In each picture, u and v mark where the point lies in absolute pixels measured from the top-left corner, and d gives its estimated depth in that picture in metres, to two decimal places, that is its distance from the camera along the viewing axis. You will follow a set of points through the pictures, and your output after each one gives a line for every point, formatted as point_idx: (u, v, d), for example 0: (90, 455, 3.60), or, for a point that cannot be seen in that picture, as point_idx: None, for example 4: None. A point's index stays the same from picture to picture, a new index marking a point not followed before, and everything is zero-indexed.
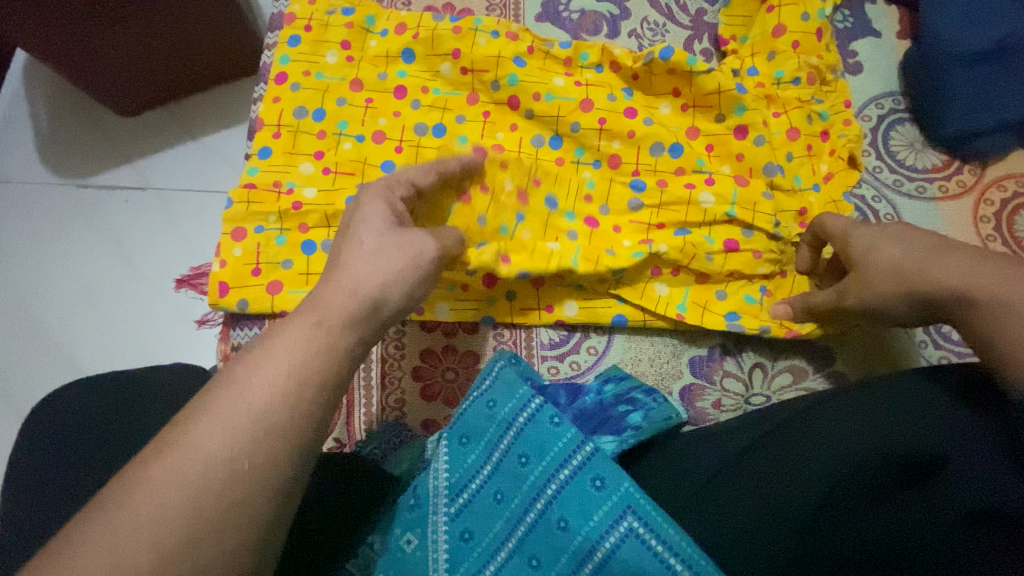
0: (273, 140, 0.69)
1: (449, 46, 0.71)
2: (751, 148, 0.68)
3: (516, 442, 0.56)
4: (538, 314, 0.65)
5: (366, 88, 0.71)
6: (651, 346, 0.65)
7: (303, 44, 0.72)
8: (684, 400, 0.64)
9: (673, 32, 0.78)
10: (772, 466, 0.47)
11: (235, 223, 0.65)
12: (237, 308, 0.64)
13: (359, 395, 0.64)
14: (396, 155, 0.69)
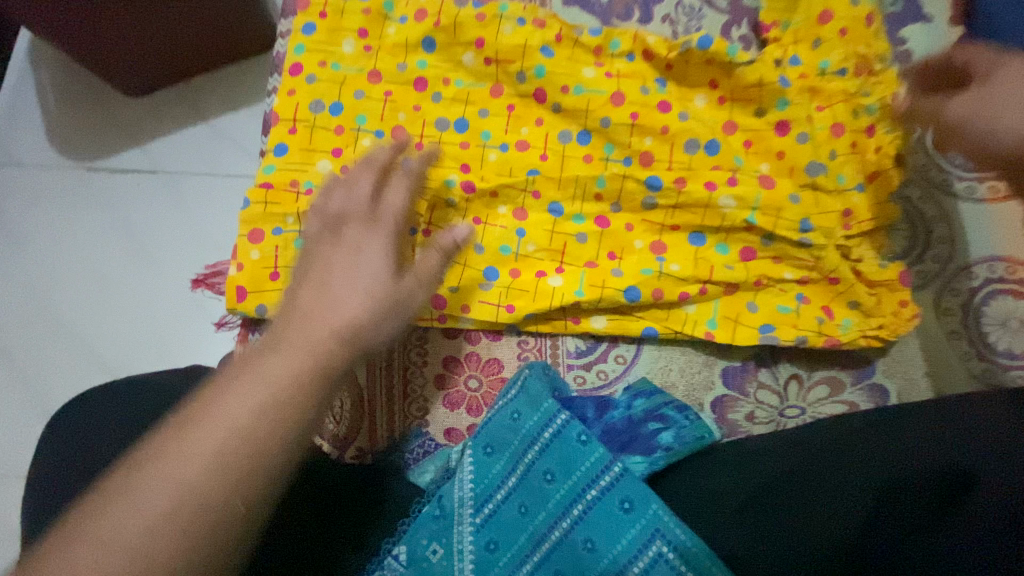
0: (289, 136, 0.66)
1: (472, 34, 0.67)
2: (793, 146, 0.65)
3: (541, 459, 0.55)
4: (566, 324, 0.62)
5: (384, 80, 0.68)
6: (681, 355, 0.62)
7: (318, 33, 0.68)
8: (715, 412, 0.62)
9: (709, 17, 0.73)
10: (803, 489, 0.45)
11: (252, 223, 0.63)
12: (255, 314, 0.62)
13: (381, 403, 0.63)
14: (417, 152, 0.66)
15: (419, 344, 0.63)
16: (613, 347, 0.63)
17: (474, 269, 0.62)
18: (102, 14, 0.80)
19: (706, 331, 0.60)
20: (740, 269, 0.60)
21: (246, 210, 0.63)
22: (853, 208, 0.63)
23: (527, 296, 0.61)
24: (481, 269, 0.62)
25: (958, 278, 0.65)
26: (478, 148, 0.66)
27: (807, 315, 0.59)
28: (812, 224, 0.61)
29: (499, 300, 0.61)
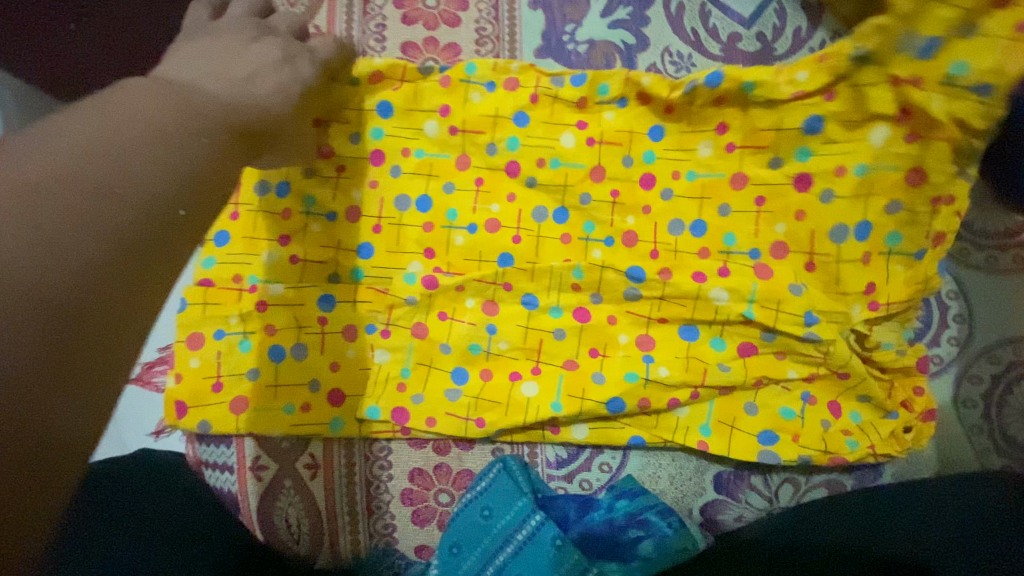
0: (229, 223, 0.59)
1: (436, 101, 0.60)
2: (816, 206, 0.54)
3: (513, 563, 0.52)
4: (544, 434, 0.56)
5: (342, 154, 0.60)
6: (672, 462, 0.57)
7: None
8: (703, 516, 0.57)
9: (699, 64, 0.65)
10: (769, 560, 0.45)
11: (190, 328, 0.57)
12: (198, 430, 0.56)
13: (343, 522, 0.57)
14: (375, 236, 0.59)
15: (381, 456, 0.57)
16: (597, 454, 0.57)
17: (440, 373, 0.56)
18: None
19: (699, 438, 0.54)
20: (737, 370, 0.53)
21: (184, 312, 0.57)
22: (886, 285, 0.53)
23: (499, 407, 0.55)
24: (448, 371, 0.56)
25: (979, 363, 0.59)
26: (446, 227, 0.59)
27: (814, 418, 0.53)
28: (817, 316, 0.53)
29: (468, 411, 0.55)
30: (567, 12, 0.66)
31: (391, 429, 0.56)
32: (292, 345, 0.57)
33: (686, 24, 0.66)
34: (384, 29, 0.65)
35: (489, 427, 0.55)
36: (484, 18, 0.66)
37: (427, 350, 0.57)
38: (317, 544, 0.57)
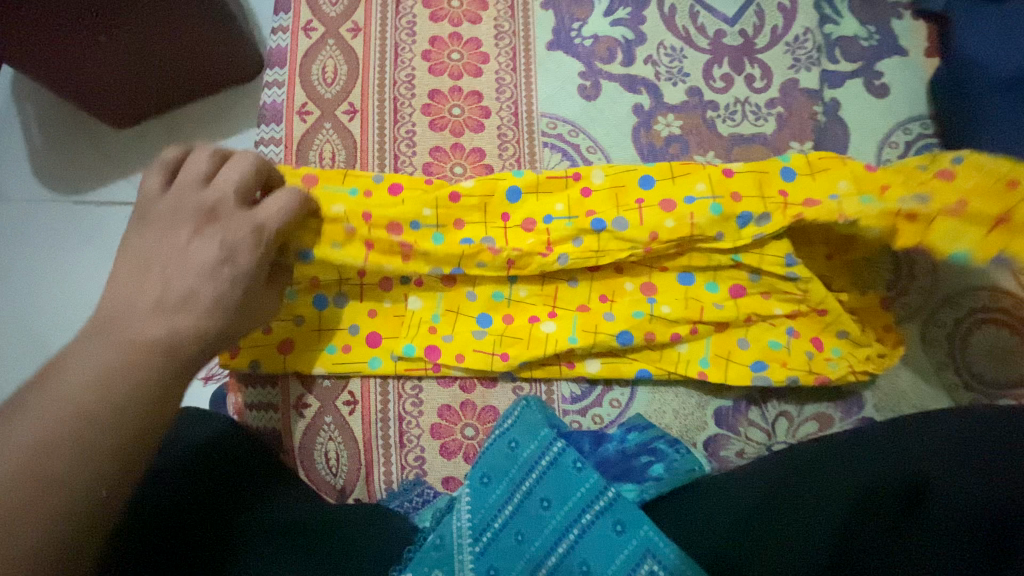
0: None
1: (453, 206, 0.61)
2: (795, 188, 0.60)
3: (540, 486, 0.57)
4: (561, 368, 0.63)
5: (370, 199, 0.62)
6: (675, 397, 0.63)
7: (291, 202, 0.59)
8: (707, 450, 0.63)
9: (690, 56, 0.74)
10: (782, 508, 0.48)
11: None
12: (248, 368, 0.63)
13: (377, 455, 0.62)
14: (392, 198, 0.63)
15: (413, 394, 0.63)
16: (608, 390, 0.64)
17: (467, 318, 0.63)
18: (83, 50, 0.80)
19: (699, 370, 0.61)
20: (729, 307, 0.60)
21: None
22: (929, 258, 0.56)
23: (521, 344, 0.62)
24: (474, 316, 0.63)
25: (943, 309, 0.66)
26: (467, 200, 0.62)
27: (800, 348, 0.60)
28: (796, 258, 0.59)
29: (492, 347, 0.62)
30: (574, 12, 0.75)
31: (423, 366, 0.63)
32: (334, 297, 0.63)
33: (678, 22, 0.75)
34: (413, 25, 0.74)
35: (512, 360, 0.61)
36: (501, 17, 0.75)
37: (455, 298, 0.64)
38: (352, 476, 0.62)
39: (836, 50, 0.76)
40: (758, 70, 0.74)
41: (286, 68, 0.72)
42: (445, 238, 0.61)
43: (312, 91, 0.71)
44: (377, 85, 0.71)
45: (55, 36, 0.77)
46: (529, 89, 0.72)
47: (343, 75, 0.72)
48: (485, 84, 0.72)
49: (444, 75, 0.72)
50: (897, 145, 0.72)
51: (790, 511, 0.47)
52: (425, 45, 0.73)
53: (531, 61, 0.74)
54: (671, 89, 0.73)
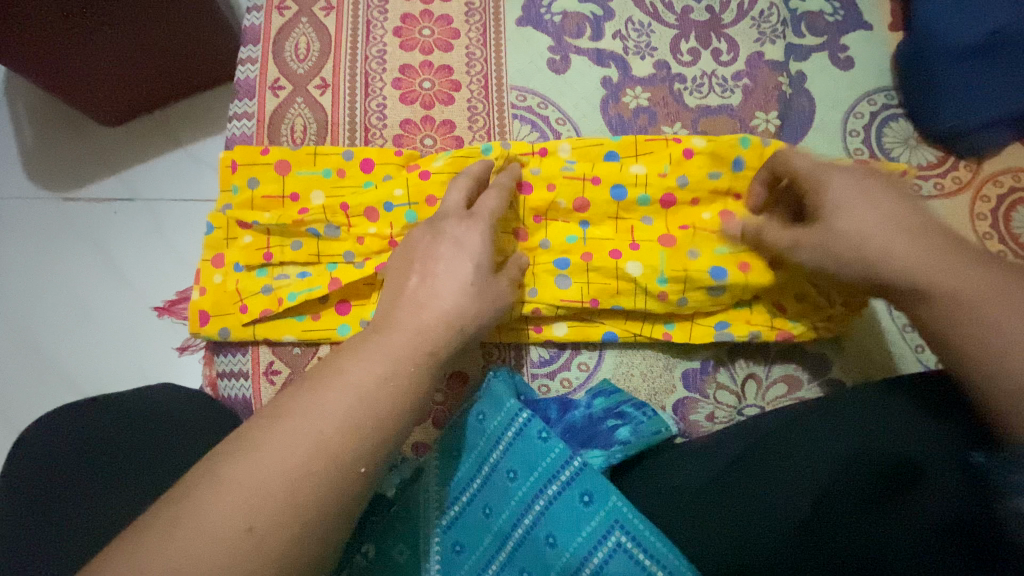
0: (235, 174, 0.65)
1: (425, 193, 0.63)
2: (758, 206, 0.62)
3: (506, 457, 0.56)
4: (529, 332, 0.65)
5: (344, 179, 0.65)
6: (642, 360, 0.65)
7: (265, 184, 0.65)
8: (677, 413, 0.64)
9: (658, 32, 0.76)
10: (762, 479, 0.47)
11: (214, 249, 0.65)
12: (219, 337, 0.64)
13: None
14: (366, 172, 0.65)
15: None
16: (577, 353, 0.66)
17: None
18: (71, 47, 0.81)
19: (665, 331, 0.63)
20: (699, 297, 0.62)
21: (210, 236, 0.65)
22: (592, 296, 0.62)
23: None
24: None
25: None
26: (438, 176, 0.64)
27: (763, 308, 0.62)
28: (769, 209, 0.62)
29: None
30: None
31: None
32: (300, 268, 0.64)
33: None
34: (385, 3, 0.76)
35: None
36: None
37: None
38: None
39: (801, 25, 0.77)
40: (725, 44, 0.75)
41: (258, 45, 0.73)
42: (418, 217, 0.63)
43: (284, 67, 0.73)
44: (349, 60, 0.73)
45: (44, 35, 0.78)
46: (499, 63, 0.74)
47: (315, 52, 0.73)
48: (455, 59, 0.74)
49: (415, 51, 0.74)
50: (859, 113, 0.74)
51: (762, 485, 0.46)
52: (397, 22, 0.75)
53: (501, 37, 0.75)
54: (639, 62, 0.74)
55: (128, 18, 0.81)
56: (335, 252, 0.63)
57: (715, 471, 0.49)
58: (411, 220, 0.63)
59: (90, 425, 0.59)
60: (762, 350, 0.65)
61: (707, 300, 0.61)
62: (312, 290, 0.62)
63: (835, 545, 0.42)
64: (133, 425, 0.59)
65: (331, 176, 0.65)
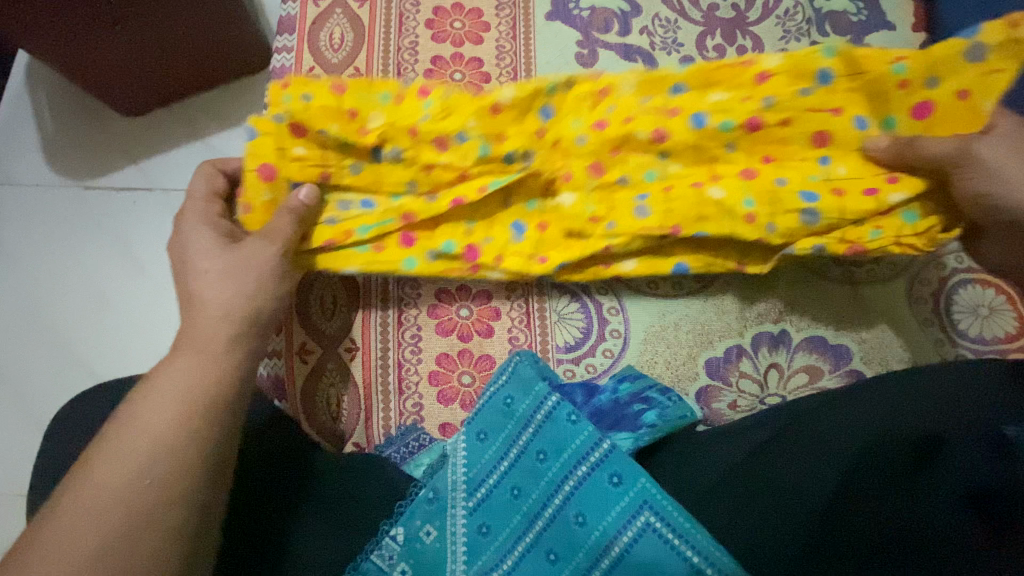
0: (280, 96, 0.61)
1: (499, 126, 0.63)
2: (842, 132, 0.61)
3: (535, 440, 0.58)
4: (595, 273, 0.66)
5: (406, 102, 0.63)
6: (666, 348, 0.67)
7: (315, 103, 0.61)
8: (700, 401, 0.66)
9: (684, 28, 0.77)
10: (792, 459, 0.48)
11: (263, 168, 0.61)
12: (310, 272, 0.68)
13: (377, 400, 0.67)
14: (428, 98, 0.63)
15: (413, 342, 0.69)
16: (620, 294, 0.69)
17: (503, 225, 0.66)
18: (101, 37, 0.83)
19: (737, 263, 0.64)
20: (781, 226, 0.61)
21: (256, 143, 0.61)
22: (674, 224, 0.61)
23: (560, 246, 0.65)
24: (508, 223, 0.66)
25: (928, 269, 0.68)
26: (509, 109, 0.63)
27: (863, 227, 0.60)
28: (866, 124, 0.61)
29: (532, 250, 0.65)
30: None
31: (458, 267, 0.65)
32: (362, 196, 0.64)
33: None
34: None
35: (551, 261, 0.65)
36: None
37: (490, 203, 0.66)
38: (354, 420, 0.67)
39: (826, 23, 0.78)
40: (750, 41, 0.77)
41: (294, 34, 0.76)
42: (491, 150, 0.63)
43: (319, 56, 0.75)
44: (381, 51, 0.75)
45: (75, 24, 0.80)
46: (528, 56, 0.76)
47: (349, 42, 0.75)
48: (485, 51, 0.75)
49: (446, 43, 0.76)
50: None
51: (791, 463, 0.48)
52: (428, 14, 0.77)
53: (530, 30, 0.77)
54: (666, 57, 0.76)
55: (159, 10, 0.84)
56: (399, 179, 0.63)
57: (740, 455, 0.51)
58: (483, 153, 0.63)
59: (128, 398, 0.61)
60: (783, 340, 0.67)
61: (799, 229, 0.60)
62: (382, 225, 0.63)
63: (872, 515, 0.43)
64: None
65: (387, 98, 0.63)
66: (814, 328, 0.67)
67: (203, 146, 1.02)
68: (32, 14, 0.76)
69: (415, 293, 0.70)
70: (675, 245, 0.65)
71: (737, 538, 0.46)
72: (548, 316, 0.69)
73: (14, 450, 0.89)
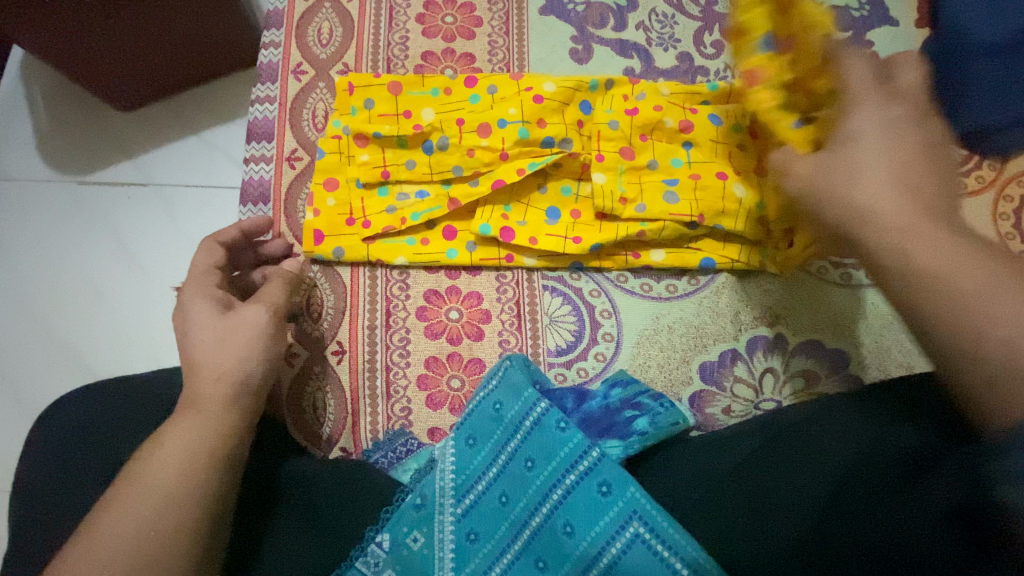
0: (349, 96, 0.70)
1: (536, 113, 0.67)
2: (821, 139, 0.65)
3: (523, 446, 0.56)
4: (626, 257, 0.67)
5: (450, 101, 0.69)
6: (659, 352, 0.66)
7: (376, 105, 0.69)
8: (693, 406, 0.65)
9: (681, 23, 0.75)
10: (764, 485, 0.46)
11: (326, 173, 0.69)
12: (333, 256, 0.68)
13: (365, 404, 0.66)
14: (482, 94, 0.69)
15: (401, 345, 0.67)
16: (636, 277, 0.69)
17: (538, 210, 0.68)
18: (90, 31, 0.82)
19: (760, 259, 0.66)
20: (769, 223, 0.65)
21: (322, 160, 0.69)
22: (699, 211, 0.64)
23: (594, 228, 0.67)
24: (544, 209, 0.68)
25: None
26: (550, 101, 0.67)
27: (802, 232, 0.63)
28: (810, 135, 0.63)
29: (566, 232, 0.67)
30: None
31: (498, 255, 0.68)
32: (417, 187, 0.69)
33: None
34: None
35: (585, 241, 0.66)
36: None
37: (525, 188, 0.68)
38: (342, 424, 0.66)
39: (827, 18, 0.76)
40: None
41: (282, 29, 0.75)
42: (529, 134, 0.66)
43: (307, 51, 0.74)
44: (371, 47, 0.74)
45: (65, 19, 0.79)
46: (521, 52, 0.74)
47: (338, 37, 0.75)
48: (477, 47, 0.74)
49: (437, 38, 0.74)
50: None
51: (766, 492, 0.46)
52: (419, 9, 0.75)
53: (523, 26, 0.75)
54: (662, 53, 0.74)
55: (149, 4, 0.82)
56: (446, 167, 0.67)
57: (728, 467, 0.50)
58: (522, 136, 0.66)
59: (111, 401, 0.60)
60: (778, 344, 0.66)
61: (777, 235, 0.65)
62: (433, 210, 0.67)
63: (857, 540, 0.41)
64: (152, 403, 0.60)
65: (439, 95, 0.69)
66: (811, 333, 0.66)
67: (195, 141, 1.01)
68: (21, 10, 0.75)
69: (403, 296, 0.69)
70: (698, 239, 0.67)
71: (728, 552, 0.46)
72: (539, 318, 0.68)
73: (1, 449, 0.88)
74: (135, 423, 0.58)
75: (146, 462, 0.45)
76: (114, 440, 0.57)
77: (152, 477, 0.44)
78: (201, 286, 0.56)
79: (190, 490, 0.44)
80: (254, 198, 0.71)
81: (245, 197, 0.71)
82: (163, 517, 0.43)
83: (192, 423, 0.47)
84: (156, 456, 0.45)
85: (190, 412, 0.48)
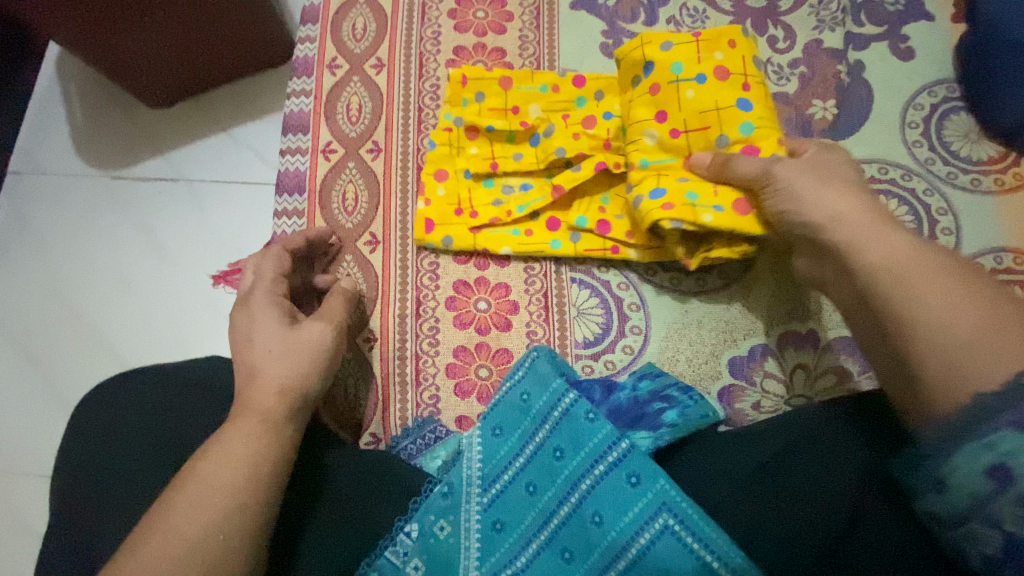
0: (459, 86, 0.71)
1: (591, 108, 0.69)
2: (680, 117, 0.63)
3: (552, 435, 0.57)
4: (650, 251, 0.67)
5: (513, 95, 0.70)
6: (688, 346, 0.66)
7: (466, 98, 0.71)
8: (722, 400, 0.65)
9: (712, 17, 0.75)
10: (764, 514, 0.47)
11: (434, 164, 0.70)
12: (441, 245, 0.69)
13: (395, 392, 0.67)
14: (544, 88, 0.71)
15: (431, 334, 0.68)
16: (666, 271, 0.69)
17: (590, 197, 0.68)
18: (126, 30, 0.85)
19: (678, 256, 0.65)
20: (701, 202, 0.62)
21: (432, 152, 0.71)
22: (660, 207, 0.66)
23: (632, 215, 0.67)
24: (600, 195, 0.68)
25: None
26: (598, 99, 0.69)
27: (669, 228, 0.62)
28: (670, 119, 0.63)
29: (609, 213, 0.67)
30: None
31: (533, 246, 0.68)
32: (488, 178, 0.70)
33: None
34: None
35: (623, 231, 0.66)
36: None
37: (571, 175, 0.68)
38: (371, 411, 0.67)
39: (862, 13, 0.75)
40: (781, 32, 0.75)
41: (317, 25, 0.77)
42: (587, 126, 0.68)
43: (342, 46, 0.76)
44: (405, 42, 0.76)
45: (102, 16, 0.82)
46: (551, 46, 0.75)
47: (371, 31, 0.76)
48: (508, 41, 0.75)
49: (468, 33, 0.75)
50: (887, 173, 0.71)
51: (767, 522, 0.46)
52: (451, 4, 0.76)
53: (554, 20, 0.76)
54: None
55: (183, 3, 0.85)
56: (550, 151, 0.67)
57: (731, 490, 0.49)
58: (583, 128, 0.68)
59: (152, 385, 0.62)
60: (811, 339, 0.65)
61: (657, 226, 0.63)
62: (498, 203, 0.68)
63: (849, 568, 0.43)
64: (192, 389, 0.61)
65: (545, 91, 0.70)
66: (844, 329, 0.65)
67: (227, 137, 1.03)
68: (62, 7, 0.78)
69: (433, 286, 0.69)
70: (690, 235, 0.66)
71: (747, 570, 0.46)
72: (567, 310, 0.68)
73: (39, 431, 0.91)
74: (176, 407, 0.60)
75: (198, 458, 0.47)
76: (155, 423, 0.58)
77: (200, 475, 0.45)
78: (255, 286, 0.59)
79: (234, 488, 0.45)
80: (290, 188, 0.73)
81: (281, 187, 0.73)
82: (232, 512, 0.44)
83: (240, 422, 0.49)
84: (224, 449, 0.47)
85: (237, 412, 0.50)
